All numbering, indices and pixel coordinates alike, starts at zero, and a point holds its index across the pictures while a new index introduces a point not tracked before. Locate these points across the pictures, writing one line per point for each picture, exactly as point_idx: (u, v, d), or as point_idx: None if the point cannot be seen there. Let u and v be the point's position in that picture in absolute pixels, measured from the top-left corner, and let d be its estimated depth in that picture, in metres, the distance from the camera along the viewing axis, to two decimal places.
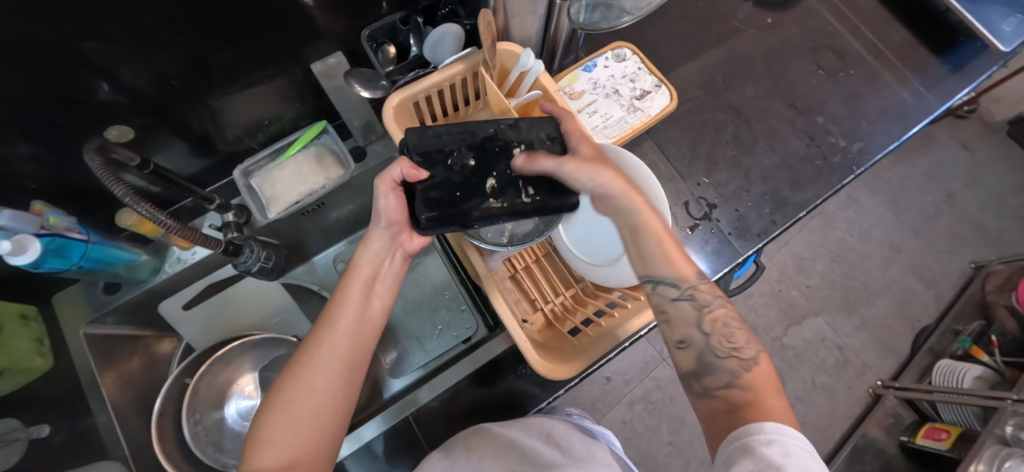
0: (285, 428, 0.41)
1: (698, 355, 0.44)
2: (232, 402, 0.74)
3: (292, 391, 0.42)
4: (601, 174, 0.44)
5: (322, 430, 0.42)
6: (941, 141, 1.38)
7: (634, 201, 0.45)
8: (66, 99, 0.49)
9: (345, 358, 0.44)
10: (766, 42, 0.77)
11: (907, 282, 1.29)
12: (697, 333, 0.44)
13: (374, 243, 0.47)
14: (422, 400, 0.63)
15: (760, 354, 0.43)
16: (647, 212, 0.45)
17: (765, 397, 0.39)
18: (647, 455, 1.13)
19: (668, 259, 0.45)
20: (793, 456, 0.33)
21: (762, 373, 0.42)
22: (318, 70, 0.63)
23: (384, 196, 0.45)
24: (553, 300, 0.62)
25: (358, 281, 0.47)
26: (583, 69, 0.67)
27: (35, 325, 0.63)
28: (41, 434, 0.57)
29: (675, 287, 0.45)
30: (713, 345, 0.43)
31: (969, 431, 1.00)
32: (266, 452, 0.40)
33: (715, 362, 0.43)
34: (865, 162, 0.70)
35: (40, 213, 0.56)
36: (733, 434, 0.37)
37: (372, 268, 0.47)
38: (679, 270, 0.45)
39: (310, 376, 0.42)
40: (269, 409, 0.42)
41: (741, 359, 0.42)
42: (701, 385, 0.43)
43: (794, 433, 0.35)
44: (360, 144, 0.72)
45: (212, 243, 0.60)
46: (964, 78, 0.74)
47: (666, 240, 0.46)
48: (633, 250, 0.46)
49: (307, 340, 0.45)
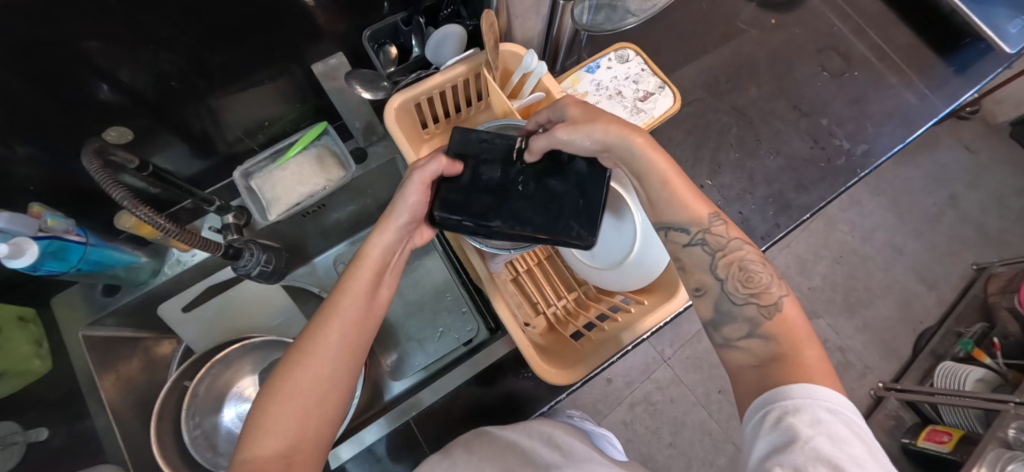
0: (288, 414, 0.39)
1: (715, 301, 0.42)
2: (230, 406, 0.74)
3: (298, 379, 0.40)
4: (596, 129, 0.44)
5: (324, 417, 0.41)
6: (942, 142, 1.38)
7: (635, 143, 0.43)
8: (65, 100, 0.49)
9: (353, 346, 0.43)
10: (769, 43, 0.76)
11: (909, 284, 1.29)
12: (711, 278, 0.43)
13: (388, 230, 0.46)
14: (425, 402, 0.63)
15: (785, 298, 0.40)
16: (649, 149, 0.43)
17: (793, 350, 0.37)
18: (648, 457, 1.13)
19: (678, 201, 0.44)
20: (823, 424, 0.31)
21: (788, 317, 0.39)
22: (319, 71, 0.62)
23: (412, 191, 0.45)
24: (555, 303, 0.61)
25: (369, 269, 0.45)
26: (586, 70, 0.67)
27: (33, 328, 0.63)
28: (40, 437, 0.59)
29: (685, 232, 0.44)
30: (730, 290, 0.42)
31: (971, 434, 0.98)
32: (264, 439, 0.38)
33: (732, 309, 0.41)
34: (869, 164, 0.70)
35: (38, 215, 0.55)
36: (759, 401, 0.35)
37: (384, 258, 0.46)
38: (691, 213, 0.43)
39: (315, 363, 0.41)
40: (269, 396, 0.40)
41: (761, 306, 0.40)
42: (722, 336, 0.42)
43: (828, 395, 0.33)
44: (362, 145, 0.72)
45: (213, 246, 0.59)
46: (969, 80, 0.74)
47: (675, 181, 0.44)
48: (648, 193, 0.45)
49: (311, 325, 0.43)
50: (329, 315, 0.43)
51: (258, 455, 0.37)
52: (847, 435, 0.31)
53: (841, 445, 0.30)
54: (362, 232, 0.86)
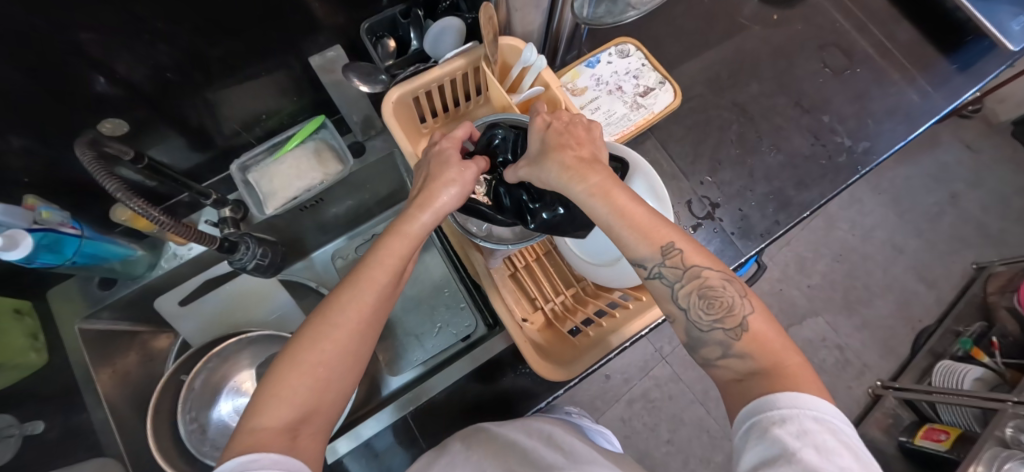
0: (306, 385, 0.37)
1: (685, 329, 0.41)
2: (226, 399, 0.73)
3: (320, 350, 0.38)
4: (546, 170, 0.45)
5: (339, 392, 0.39)
6: (944, 141, 1.38)
7: (577, 189, 0.43)
8: (62, 90, 0.48)
9: (376, 323, 0.41)
10: (772, 39, 0.76)
11: (908, 282, 1.29)
12: (676, 308, 0.41)
13: (435, 209, 0.44)
14: (433, 390, 0.63)
15: (752, 316, 0.39)
16: (597, 194, 0.42)
17: (772, 363, 0.37)
18: (646, 454, 1.13)
19: (633, 235, 0.41)
20: (811, 434, 0.31)
21: (758, 334, 0.38)
22: (316, 64, 0.61)
23: (472, 178, 0.47)
24: (553, 299, 0.61)
25: (406, 247, 0.43)
26: (586, 65, 0.67)
27: (29, 320, 0.62)
28: (35, 431, 0.56)
29: (644, 266, 0.42)
30: (695, 318, 0.40)
31: (969, 432, 0.98)
32: (276, 408, 0.36)
33: (701, 336, 0.40)
34: (870, 162, 0.69)
35: (32, 208, 0.55)
36: (746, 410, 0.35)
37: (421, 238, 0.44)
38: (651, 243, 0.41)
39: (342, 335, 0.39)
40: (288, 363, 0.38)
41: (727, 330, 0.39)
42: (701, 356, 0.41)
43: (814, 403, 0.33)
44: (359, 140, 0.70)
45: (208, 239, 0.59)
46: (972, 78, 0.73)
47: (631, 212, 0.42)
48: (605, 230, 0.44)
49: (339, 291, 0.41)
50: (362, 286, 0.41)
51: (267, 426, 0.35)
52: (834, 445, 0.31)
53: (829, 456, 0.30)
54: (362, 226, 0.85)
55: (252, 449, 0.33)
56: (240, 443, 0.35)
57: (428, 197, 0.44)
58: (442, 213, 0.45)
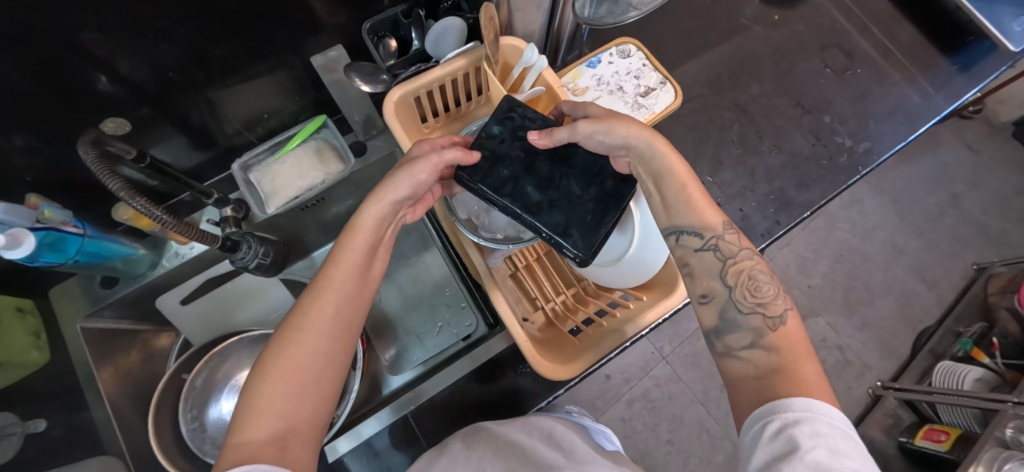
0: (284, 392, 0.38)
1: (721, 309, 0.42)
2: (225, 399, 0.72)
3: (291, 356, 0.39)
4: (616, 127, 0.45)
5: (321, 394, 0.40)
6: (945, 141, 1.38)
7: (656, 145, 0.44)
8: (66, 89, 0.49)
9: (346, 321, 0.42)
10: (773, 39, 0.76)
11: (908, 283, 1.29)
12: (720, 285, 0.43)
13: (382, 200, 0.45)
14: (429, 393, 0.63)
15: (789, 312, 0.40)
16: (670, 156, 0.44)
17: (792, 364, 0.37)
18: (646, 453, 1.13)
19: (693, 206, 0.44)
20: (823, 437, 0.31)
21: (792, 330, 0.39)
22: (318, 63, 0.62)
23: (423, 170, 0.45)
24: (553, 299, 0.61)
25: (362, 242, 0.44)
26: (587, 65, 0.67)
27: (32, 318, 0.63)
28: (38, 428, 0.57)
29: (699, 237, 0.44)
30: (737, 298, 0.42)
31: (969, 433, 0.98)
32: (257, 421, 0.36)
33: (737, 318, 0.41)
34: (871, 162, 0.69)
35: (35, 206, 0.55)
36: (757, 413, 0.35)
37: (376, 231, 0.45)
38: (704, 217, 0.44)
39: (311, 338, 0.40)
40: (262, 375, 0.38)
41: (767, 317, 0.40)
42: (724, 344, 0.42)
43: (825, 409, 0.33)
44: (361, 139, 0.70)
45: (209, 238, 0.59)
46: (973, 78, 0.73)
47: (691, 188, 0.45)
48: (660, 199, 0.45)
49: (302, 299, 0.42)
50: (323, 288, 0.42)
51: (252, 439, 0.35)
52: (846, 449, 0.31)
53: (840, 459, 0.30)
54: None
55: (239, 462, 0.33)
56: (227, 459, 0.35)
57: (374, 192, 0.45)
58: (393, 202, 0.45)
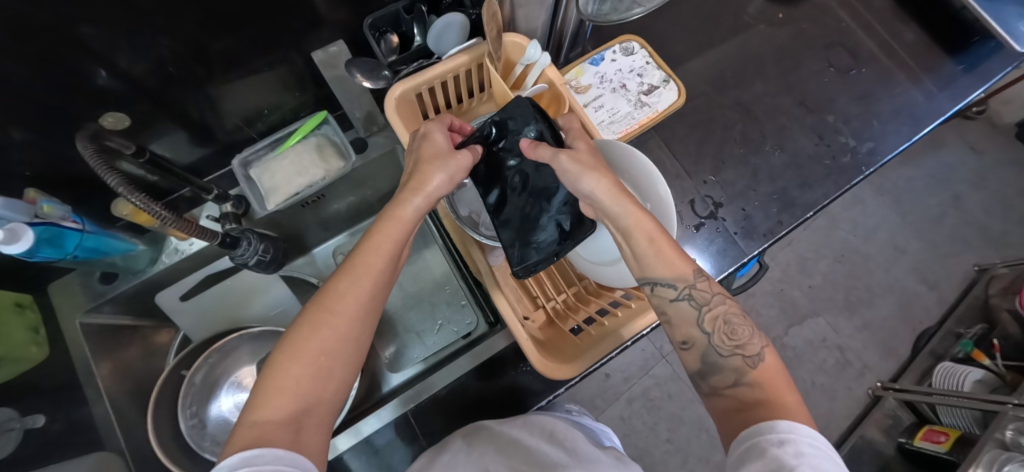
0: (303, 375, 0.37)
1: (703, 354, 0.42)
2: (225, 396, 0.73)
3: (315, 338, 0.38)
4: (586, 180, 0.43)
5: (338, 382, 0.39)
6: (948, 142, 1.37)
7: (622, 206, 0.42)
8: (65, 83, 0.48)
9: (372, 309, 0.42)
10: (777, 38, 0.75)
11: (910, 284, 1.28)
12: (698, 332, 0.42)
13: (426, 194, 0.45)
14: (436, 387, 0.62)
15: (766, 349, 0.40)
16: (635, 215, 0.42)
17: (773, 396, 0.37)
18: (644, 452, 1.13)
19: (663, 261, 0.42)
20: (806, 457, 0.31)
21: (771, 367, 0.39)
22: (319, 59, 0.61)
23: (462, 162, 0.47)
24: (555, 298, 0.59)
25: (397, 232, 0.43)
26: (590, 62, 0.66)
27: (30, 314, 0.62)
28: (37, 424, 0.56)
29: (672, 288, 0.42)
30: (716, 343, 0.41)
31: (969, 434, 0.98)
32: (275, 400, 0.36)
33: (718, 361, 0.41)
34: (875, 162, 0.69)
35: (33, 201, 0.55)
36: (744, 433, 0.35)
37: (413, 223, 0.44)
38: (675, 269, 0.42)
39: (340, 322, 0.39)
40: (287, 352, 0.37)
41: (745, 356, 0.40)
42: (709, 385, 0.42)
43: (808, 431, 0.33)
44: (362, 136, 0.70)
45: (209, 235, 0.58)
46: (978, 79, 0.73)
47: (662, 240, 0.43)
48: (629, 253, 0.44)
49: (333, 280, 0.41)
50: (357, 272, 0.41)
51: (267, 420, 0.35)
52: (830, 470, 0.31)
53: None
54: (362, 223, 0.85)
55: (253, 444, 0.33)
56: (242, 437, 0.34)
57: (421, 182, 0.44)
58: (433, 196, 0.45)
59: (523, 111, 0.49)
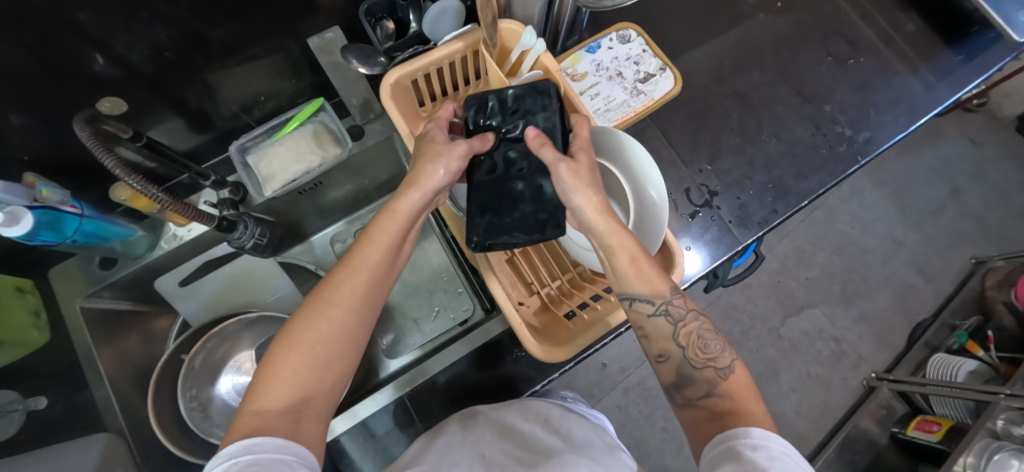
0: (305, 365, 0.38)
1: (678, 367, 0.43)
2: (226, 377, 0.75)
3: (316, 329, 0.39)
4: (574, 195, 0.44)
5: (338, 372, 0.40)
6: (948, 134, 1.37)
7: (604, 223, 0.43)
8: (63, 69, 0.48)
9: (372, 301, 0.43)
10: (776, 27, 0.75)
11: (907, 276, 1.29)
12: (673, 346, 0.43)
13: (424, 187, 0.45)
14: (430, 372, 0.63)
15: (736, 362, 0.42)
16: (618, 234, 0.43)
17: (740, 405, 0.39)
18: (640, 440, 1.15)
19: (642, 276, 0.43)
20: (779, 461, 0.32)
21: (740, 379, 0.41)
22: (315, 45, 0.62)
23: (458, 158, 0.45)
24: (550, 284, 0.60)
25: (399, 223, 0.44)
26: (586, 50, 0.66)
27: (31, 298, 0.63)
28: (39, 405, 0.58)
29: (649, 303, 0.43)
30: (689, 357, 0.43)
31: (960, 424, 0.99)
32: (276, 390, 0.36)
33: (692, 373, 0.42)
34: (871, 152, 0.69)
35: (32, 185, 0.55)
36: (720, 438, 0.36)
37: (413, 215, 0.45)
38: (653, 285, 0.43)
39: (338, 313, 0.40)
40: (285, 343, 0.38)
41: (717, 369, 0.41)
42: (683, 396, 0.43)
43: (780, 439, 0.34)
44: (359, 123, 0.69)
45: (207, 218, 0.59)
46: (976, 69, 0.73)
47: (642, 258, 0.43)
48: (608, 267, 0.45)
49: (334, 272, 0.42)
50: (356, 265, 0.42)
51: (269, 408, 0.35)
52: None
53: None
54: (360, 211, 0.86)
55: (256, 430, 0.33)
56: (243, 424, 0.35)
57: (416, 176, 0.45)
58: (432, 191, 0.45)
59: (546, 104, 0.48)
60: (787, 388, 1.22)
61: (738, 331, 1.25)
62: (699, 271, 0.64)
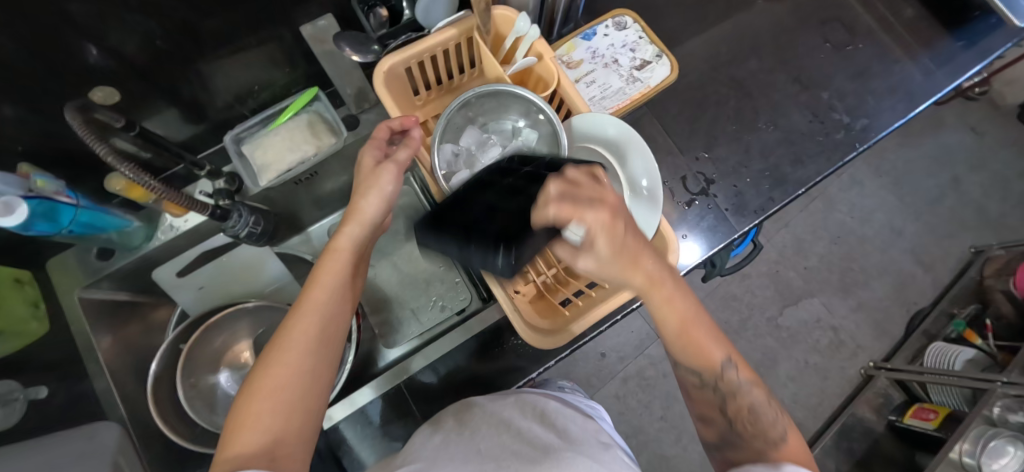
0: (270, 409, 0.36)
1: (721, 433, 0.43)
2: (226, 365, 0.76)
3: (276, 374, 0.38)
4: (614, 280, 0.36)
5: (308, 408, 0.38)
6: (948, 123, 1.36)
7: (654, 299, 0.39)
8: (56, 60, 0.48)
9: (330, 335, 0.41)
10: (774, 14, 0.74)
11: (905, 265, 1.29)
12: (720, 415, 0.43)
13: (359, 220, 0.44)
14: (413, 369, 0.64)
15: (791, 433, 0.40)
16: (668, 307, 0.39)
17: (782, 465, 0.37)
18: (638, 429, 1.16)
19: (692, 350, 0.42)
20: None
21: (793, 450, 0.39)
22: (309, 33, 0.63)
23: (388, 180, 0.44)
24: (545, 273, 0.57)
25: (342, 259, 0.44)
26: (582, 37, 0.66)
27: (30, 290, 0.63)
28: (40, 395, 0.59)
29: (699, 376, 0.42)
30: (737, 430, 0.42)
31: (957, 412, 0.99)
32: (245, 436, 0.35)
33: (736, 442, 0.42)
34: (868, 139, 0.69)
35: (26, 176, 0.55)
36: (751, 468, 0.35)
37: (355, 249, 0.45)
38: (706, 358, 0.42)
39: (295, 354, 0.39)
40: (250, 395, 0.37)
41: (770, 442, 0.39)
42: (723, 459, 0.43)
43: None
44: (353, 113, 0.70)
45: (199, 205, 0.58)
46: (976, 55, 0.72)
47: (693, 326, 0.41)
48: (660, 333, 0.43)
49: (287, 319, 0.41)
50: (305, 307, 0.41)
51: (241, 454, 0.34)
52: None
53: None
54: None
55: None
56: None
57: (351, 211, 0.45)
58: (370, 222, 0.45)
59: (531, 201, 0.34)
60: (785, 377, 1.23)
61: (737, 321, 1.25)
62: (695, 261, 0.64)
